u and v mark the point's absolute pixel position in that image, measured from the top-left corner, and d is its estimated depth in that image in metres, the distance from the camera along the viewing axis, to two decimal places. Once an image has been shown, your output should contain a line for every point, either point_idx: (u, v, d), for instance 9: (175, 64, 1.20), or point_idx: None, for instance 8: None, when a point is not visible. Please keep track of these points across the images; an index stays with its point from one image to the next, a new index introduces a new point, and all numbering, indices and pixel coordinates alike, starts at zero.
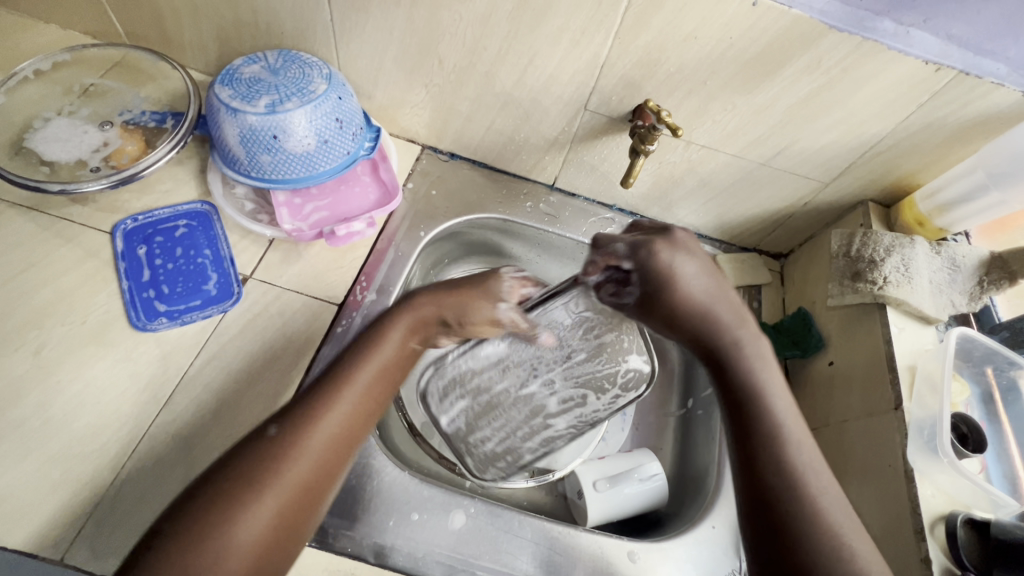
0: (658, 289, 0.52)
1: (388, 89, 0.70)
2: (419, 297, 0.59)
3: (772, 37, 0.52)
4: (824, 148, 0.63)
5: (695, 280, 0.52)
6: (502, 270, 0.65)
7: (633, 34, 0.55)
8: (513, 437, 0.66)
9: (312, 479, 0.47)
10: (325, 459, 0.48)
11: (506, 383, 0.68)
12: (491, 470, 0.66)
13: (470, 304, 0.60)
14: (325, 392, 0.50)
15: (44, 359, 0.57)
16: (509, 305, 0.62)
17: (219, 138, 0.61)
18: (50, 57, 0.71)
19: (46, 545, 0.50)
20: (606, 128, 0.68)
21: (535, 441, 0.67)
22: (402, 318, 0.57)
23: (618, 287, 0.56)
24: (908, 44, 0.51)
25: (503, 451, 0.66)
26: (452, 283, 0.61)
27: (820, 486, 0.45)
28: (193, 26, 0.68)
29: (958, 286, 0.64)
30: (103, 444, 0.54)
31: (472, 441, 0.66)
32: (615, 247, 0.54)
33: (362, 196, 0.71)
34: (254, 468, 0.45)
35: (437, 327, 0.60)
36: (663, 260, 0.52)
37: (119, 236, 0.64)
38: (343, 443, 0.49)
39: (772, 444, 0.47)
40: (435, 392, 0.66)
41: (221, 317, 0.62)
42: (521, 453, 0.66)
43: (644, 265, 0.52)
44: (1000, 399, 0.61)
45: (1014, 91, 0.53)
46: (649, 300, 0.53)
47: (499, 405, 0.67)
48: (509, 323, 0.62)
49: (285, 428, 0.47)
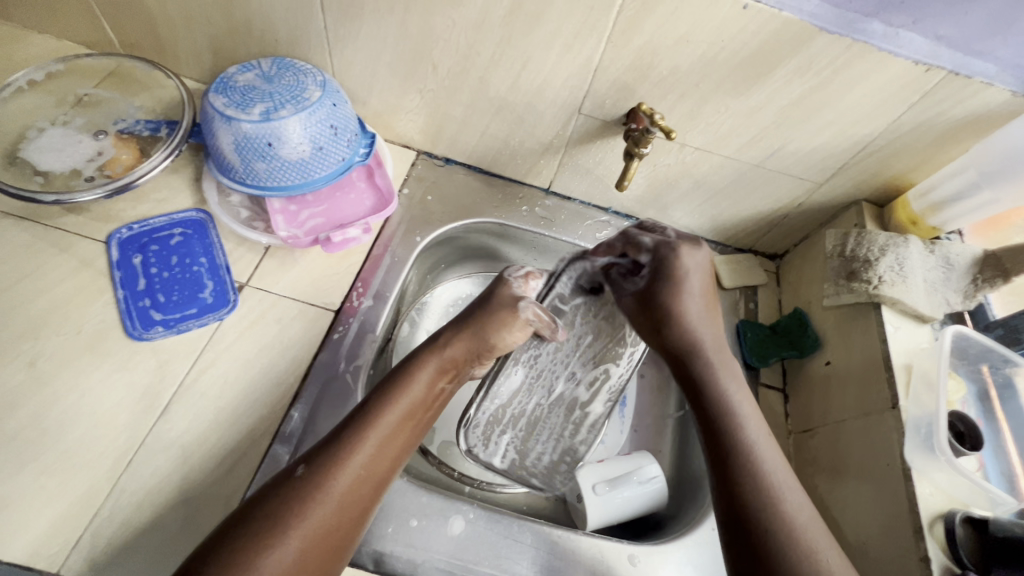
0: (663, 289, 0.60)
1: (382, 95, 0.70)
2: (445, 336, 0.61)
3: (763, 39, 0.52)
4: (817, 148, 0.64)
5: (692, 299, 0.59)
6: (506, 274, 0.66)
7: (625, 38, 0.55)
8: (562, 440, 0.69)
9: (335, 522, 0.47)
10: (349, 502, 0.48)
11: (534, 401, 0.70)
12: (560, 478, 0.67)
13: (494, 320, 0.62)
14: (350, 432, 0.51)
15: (38, 369, 0.57)
16: (531, 304, 0.63)
17: (214, 146, 0.61)
18: (43, 68, 0.71)
19: (42, 557, 0.49)
20: (600, 132, 0.68)
21: (584, 434, 0.70)
22: (431, 359, 0.59)
23: (627, 274, 0.65)
24: (898, 45, 0.51)
25: (560, 456, 0.68)
26: (469, 313, 0.62)
27: (793, 501, 0.47)
28: (188, 35, 0.68)
29: (952, 285, 0.64)
30: (101, 453, 0.54)
31: (529, 464, 0.67)
32: (640, 241, 0.62)
33: (358, 202, 0.71)
34: (283, 510, 0.46)
35: (467, 363, 0.62)
36: (681, 261, 0.60)
37: (115, 245, 0.63)
38: (367, 485, 0.50)
39: (741, 458, 0.50)
40: (476, 441, 0.65)
41: (217, 325, 0.61)
42: (577, 448, 0.69)
43: (663, 262, 0.60)
44: (995, 396, 0.61)
45: (1004, 90, 0.53)
46: (654, 292, 0.60)
47: (537, 421, 0.70)
48: (535, 319, 0.64)
49: (312, 469, 0.48)
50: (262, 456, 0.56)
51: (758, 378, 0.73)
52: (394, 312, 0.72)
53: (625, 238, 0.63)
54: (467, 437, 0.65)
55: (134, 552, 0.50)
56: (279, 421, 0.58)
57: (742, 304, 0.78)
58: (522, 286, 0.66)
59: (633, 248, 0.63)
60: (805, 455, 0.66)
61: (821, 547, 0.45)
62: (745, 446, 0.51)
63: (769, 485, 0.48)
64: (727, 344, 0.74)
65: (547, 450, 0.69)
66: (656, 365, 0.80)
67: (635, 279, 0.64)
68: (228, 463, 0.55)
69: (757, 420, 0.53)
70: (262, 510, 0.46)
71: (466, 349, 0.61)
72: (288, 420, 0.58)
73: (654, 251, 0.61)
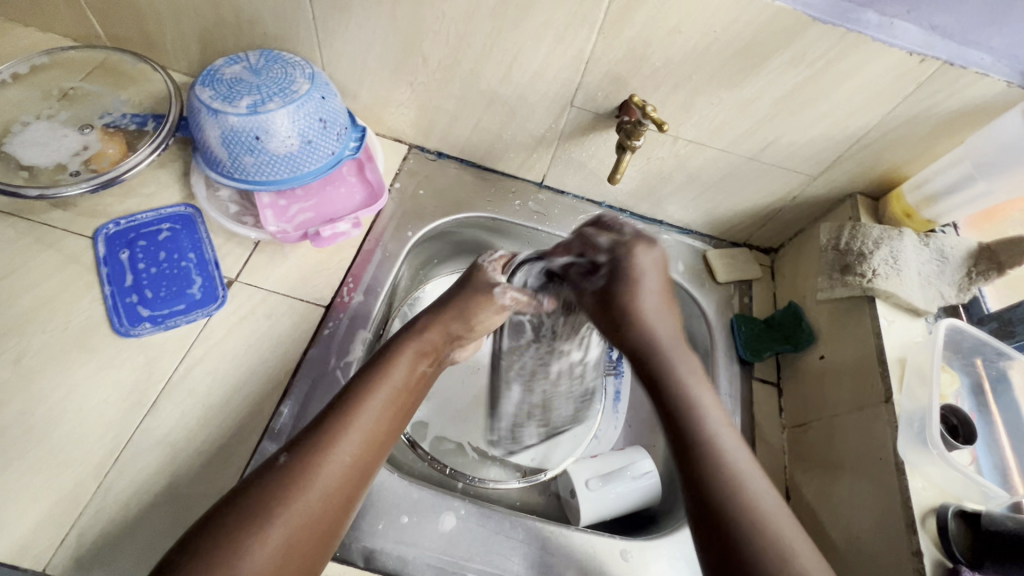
0: (619, 288, 0.57)
1: (373, 88, 0.69)
2: (421, 322, 0.60)
3: (756, 30, 0.52)
4: (812, 141, 0.63)
5: (649, 295, 0.56)
6: (481, 260, 0.64)
7: (617, 28, 0.55)
8: (575, 391, 0.72)
9: (320, 511, 0.47)
10: (336, 489, 0.48)
11: (539, 389, 0.70)
12: (587, 409, 0.74)
13: (469, 303, 0.60)
14: (333, 420, 0.51)
15: (24, 366, 0.56)
16: (507, 286, 0.60)
17: (201, 140, 0.61)
18: (28, 61, 0.70)
19: (28, 555, 0.49)
20: (592, 124, 0.67)
21: (591, 374, 0.73)
22: (410, 344, 0.58)
23: (583, 272, 0.61)
24: (892, 34, 0.51)
25: (581, 399, 0.73)
26: (447, 297, 0.62)
27: (759, 496, 0.45)
28: (175, 27, 0.67)
29: (947, 278, 0.64)
30: (88, 450, 0.53)
31: (554, 423, 0.72)
32: (598, 241, 0.60)
33: (348, 196, 0.70)
34: (267, 498, 0.45)
35: (447, 345, 0.61)
36: (636, 260, 0.58)
37: (101, 240, 0.63)
38: (354, 472, 0.49)
39: (704, 457, 0.47)
40: (503, 436, 0.71)
41: (205, 321, 0.61)
42: (589, 383, 0.73)
43: (619, 261, 0.58)
44: (989, 390, 0.60)
45: (999, 81, 0.53)
46: (612, 294, 0.57)
47: (548, 399, 0.70)
48: (513, 302, 0.61)
49: (295, 458, 0.48)
50: (251, 454, 0.55)
51: (752, 372, 0.72)
52: (386, 307, 0.71)
53: (582, 239, 0.61)
54: (494, 432, 0.71)
55: (121, 549, 0.50)
56: (268, 418, 0.57)
57: (737, 298, 0.78)
58: (498, 269, 0.63)
59: (590, 248, 0.60)
60: (799, 450, 0.66)
61: (791, 540, 0.43)
62: (716, 457, 0.47)
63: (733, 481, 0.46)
64: (721, 336, 0.74)
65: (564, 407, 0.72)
66: None
67: (594, 279, 0.59)
68: (217, 460, 0.55)
69: (718, 411, 0.50)
70: (242, 503, 0.45)
71: (444, 332, 0.60)
72: (277, 416, 0.58)
73: (611, 252, 0.59)
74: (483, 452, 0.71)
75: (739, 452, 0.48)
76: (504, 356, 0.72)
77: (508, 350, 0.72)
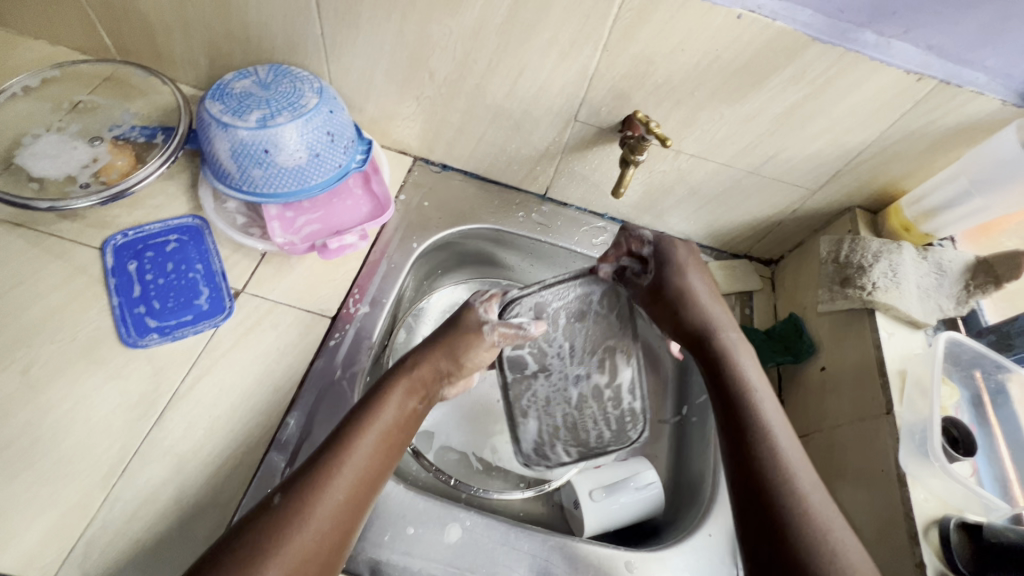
0: (669, 278, 0.65)
1: (380, 103, 0.70)
2: (410, 357, 0.61)
3: (756, 50, 0.53)
4: (811, 156, 0.64)
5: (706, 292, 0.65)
6: (471, 300, 0.66)
7: (621, 46, 0.56)
8: (609, 413, 0.71)
9: (315, 547, 0.47)
10: (332, 526, 0.48)
11: (558, 412, 0.72)
12: (631, 431, 0.70)
13: (461, 344, 0.62)
14: (327, 457, 0.51)
15: (33, 376, 0.56)
16: (490, 323, 0.63)
17: (210, 152, 0.61)
18: (39, 74, 0.71)
19: (35, 567, 0.49)
20: (595, 138, 0.68)
21: (627, 397, 0.71)
22: (399, 381, 0.59)
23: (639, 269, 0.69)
24: (889, 54, 0.52)
25: (620, 420, 0.71)
26: (437, 335, 0.63)
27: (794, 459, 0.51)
28: (184, 41, 0.68)
29: (945, 291, 0.65)
30: (96, 460, 0.54)
31: (588, 445, 0.70)
32: (642, 234, 0.68)
33: (354, 208, 0.71)
34: (266, 538, 0.45)
35: (436, 382, 0.62)
36: (676, 250, 0.67)
37: (109, 252, 0.63)
38: (350, 507, 0.50)
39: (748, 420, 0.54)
40: (532, 455, 0.69)
41: (212, 331, 0.61)
42: (628, 405, 0.71)
43: (665, 252, 0.67)
44: (988, 402, 0.61)
45: (995, 99, 0.54)
46: (663, 280, 0.66)
47: (576, 422, 0.72)
48: (500, 337, 0.64)
49: (290, 497, 0.48)
50: (258, 465, 0.55)
51: None
52: (391, 318, 0.72)
53: (628, 235, 0.69)
54: (523, 455, 0.68)
55: (129, 560, 0.50)
56: (275, 429, 0.58)
57: (738, 310, 0.79)
58: (487, 308, 0.65)
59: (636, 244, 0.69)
60: None
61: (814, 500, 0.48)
62: (757, 418, 0.54)
63: (783, 464, 0.50)
64: None
65: (603, 429, 0.71)
66: (652, 368, 0.80)
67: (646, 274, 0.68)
68: (225, 469, 0.55)
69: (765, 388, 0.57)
70: (237, 544, 0.45)
71: (434, 368, 0.61)
72: (284, 427, 0.58)
73: (657, 243, 0.68)
74: (487, 464, 0.72)
75: (792, 443, 0.52)
76: (510, 388, 0.71)
77: (515, 381, 0.72)
